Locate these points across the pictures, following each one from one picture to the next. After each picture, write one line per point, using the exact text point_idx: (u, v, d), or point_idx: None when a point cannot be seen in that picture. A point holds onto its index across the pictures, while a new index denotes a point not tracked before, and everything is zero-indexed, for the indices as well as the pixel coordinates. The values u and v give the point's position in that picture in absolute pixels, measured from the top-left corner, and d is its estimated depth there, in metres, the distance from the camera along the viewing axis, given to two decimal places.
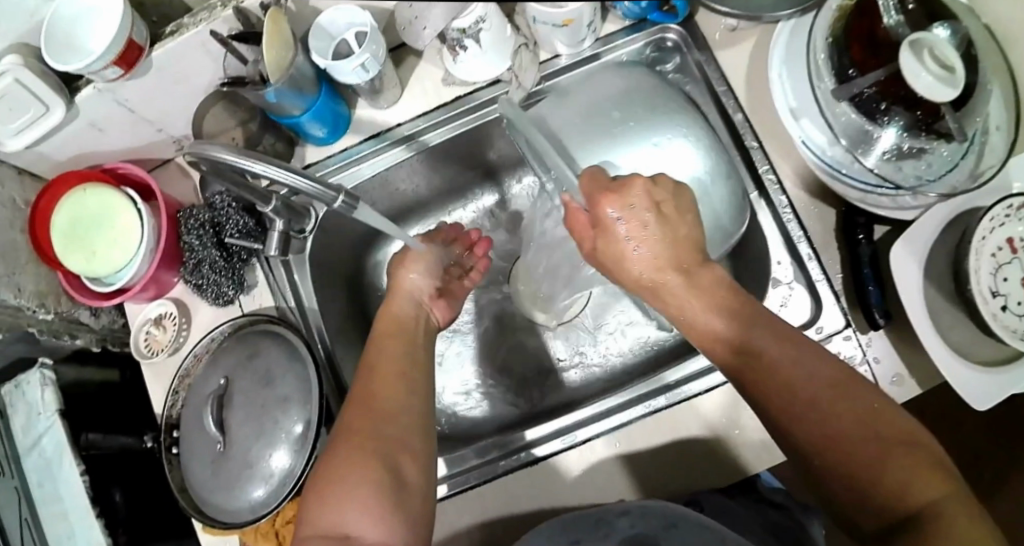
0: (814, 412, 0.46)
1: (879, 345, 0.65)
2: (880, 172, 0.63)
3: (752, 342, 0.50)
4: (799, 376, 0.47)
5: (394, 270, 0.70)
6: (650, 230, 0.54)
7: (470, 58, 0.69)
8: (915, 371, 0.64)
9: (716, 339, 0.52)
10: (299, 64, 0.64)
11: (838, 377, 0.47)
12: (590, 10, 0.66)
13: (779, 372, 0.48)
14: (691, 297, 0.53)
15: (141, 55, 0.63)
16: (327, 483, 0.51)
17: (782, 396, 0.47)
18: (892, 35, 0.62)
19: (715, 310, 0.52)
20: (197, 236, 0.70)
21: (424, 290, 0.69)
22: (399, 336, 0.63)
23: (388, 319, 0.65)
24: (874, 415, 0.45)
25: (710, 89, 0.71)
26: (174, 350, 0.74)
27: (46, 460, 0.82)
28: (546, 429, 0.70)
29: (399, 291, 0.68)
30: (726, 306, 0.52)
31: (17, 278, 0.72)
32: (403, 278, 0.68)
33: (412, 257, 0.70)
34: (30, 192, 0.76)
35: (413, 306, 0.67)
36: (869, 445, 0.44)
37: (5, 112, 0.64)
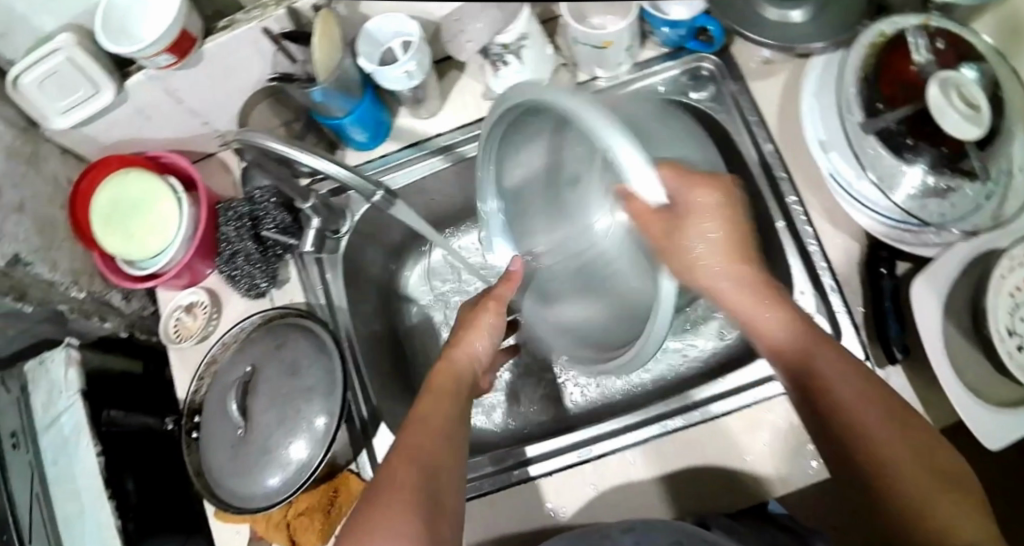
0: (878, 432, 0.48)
1: (895, 379, 0.66)
2: (908, 209, 0.65)
3: (819, 359, 0.51)
4: (851, 398, 0.49)
5: (463, 326, 0.66)
6: (718, 233, 0.55)
7: (510, 74, 0.71)
8: (930, 406, 0.65)
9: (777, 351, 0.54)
10: (346, 65, 0.66)
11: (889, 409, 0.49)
12: (628, 34, 0.69)
13: (835, 389, 0.50)
14: (757, 309, 0.55)
15: (194, 46, 0.66)
16: (358, 536, 0.49)
17: (830, 411, 0.50)
18: (922, 73, 0.64)
19: (780, 326, 0.54)
20: (234, 227, 0.72)
21: (485, 356, 0.66)
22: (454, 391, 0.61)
23: (445, 374, 0.63)
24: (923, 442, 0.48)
25: (742, 118, 0.72)
26: (204, 335, 0.75)
27: (63, 436, 0.83)
28: (548, 446, 0.71)
29: (461, 349, 0.65)
30: (793, 319, 0.54)
31: (53, 253, 0.74)
32: (469, 336, 0.65)
33: (483, 322, 0.65)
34: (73, 172, 0.79)
35: (471, 367, 0.65)
36: (920, 470, 0.47)
37: (58, 90, 0.67)
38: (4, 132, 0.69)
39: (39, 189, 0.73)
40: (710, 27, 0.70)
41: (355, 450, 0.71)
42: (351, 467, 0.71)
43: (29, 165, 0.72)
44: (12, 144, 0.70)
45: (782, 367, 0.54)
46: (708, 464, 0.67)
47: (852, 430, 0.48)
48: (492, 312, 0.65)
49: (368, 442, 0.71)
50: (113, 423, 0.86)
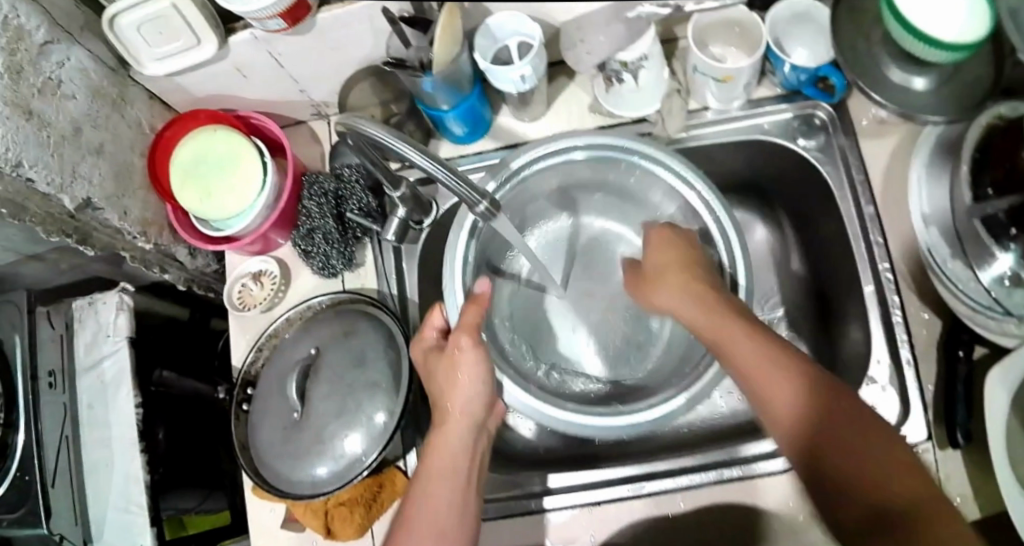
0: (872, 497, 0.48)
1: (951, 463, 0.65)
2: (993, 294, 0.63)
3: (822, 397, 0.52)
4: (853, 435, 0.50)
5: (440, 364, 0.59)
6: (685, 297, 0.60)
7: (626, 93, 0.70)
8: (980, 494, 0.64)
9: (778, 411, 0.53)
10: (460, 61, 0.64)
11: (882, 442, 0.50)
12: (752, 72, 0.66)
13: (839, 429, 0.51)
14: (756, 356, 0.54)
15: (308, 13, 0.63)
16: None
17: (837, 453, 0.50)
18: None
19: (775, 369, 0.53)
20: (317, 203, 0.71)
21: (479, 398, 0.58)
22: (448, 452, 0.56)
23: (438, 439, 0.57)
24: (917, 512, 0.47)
25: (848, 176, 0.71)
26: (269, 306, 0.74)
27: (102, 381, 0.83)
28: (572, 481, 0.70)
29: (450, 390, 0.58)
30: (785, 362, 0.53)
31: (125, 201, 0.72)
32: (452, 376, 0.58)
33: (459, 363, 0.58)
34: (156, 119, 0.77)
35: (466, 410, 0.58)
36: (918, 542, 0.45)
37: (155, 36, 0.64)
38: (92, 71, 0.66)
39: (121, 133, 0.71)
40: (833, 77, 0.68)
41: (405, 448, 0.71)
42: (400, 464, 0.70)
43: (114, 108, 0.70)
44: (99, 84, 0.68)
45: (787, 417, 0.53)
46: (752, 517, 0.66)
47: (854, 467, 0.49)
48: (468, 340, 0.58)
49: (418, 439, 0.71)
50: (163, 385, 0.87)
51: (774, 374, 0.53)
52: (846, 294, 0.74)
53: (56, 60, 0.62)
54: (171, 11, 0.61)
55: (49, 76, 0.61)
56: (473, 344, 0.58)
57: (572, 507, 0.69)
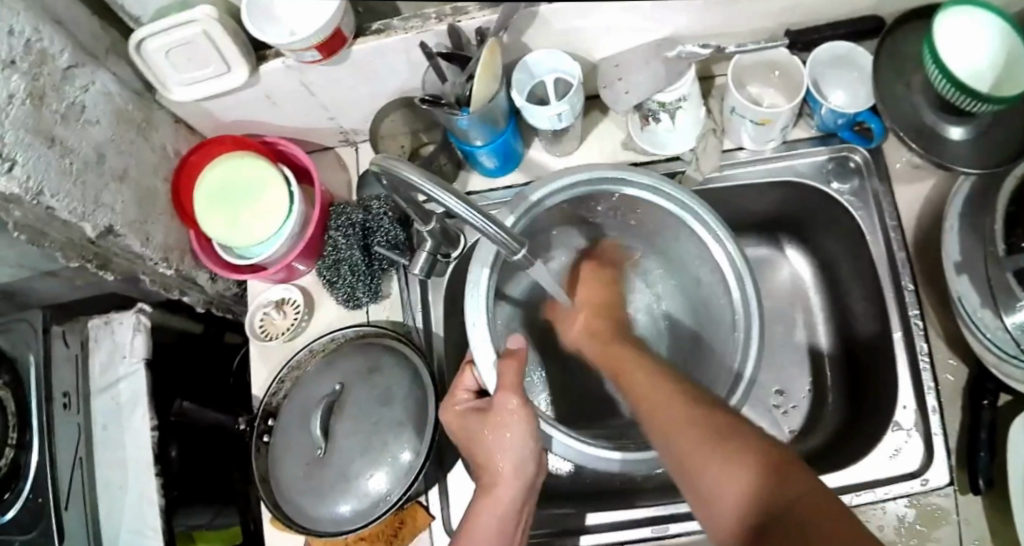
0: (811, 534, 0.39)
1: (970, 509, 0.65)
2: (1019, 341, 0.62)
3: (761, 455, 0.44)
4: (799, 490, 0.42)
5: (484, 425, 0.59)
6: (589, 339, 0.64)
7: (661, 131, 0.69)
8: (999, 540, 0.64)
9: (710, 479, 0.45)
10: (498, 98, 0.63)
11: (816, 495, 0.41)
12: (790, 116, 0.66)
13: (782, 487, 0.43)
14: (682, 416, 0.49)
15: (343, 45, 0.61)
16: None
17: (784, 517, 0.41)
18: None
19: (701, 429, 0.47)
20: (344, 234, 0.70)
21: (529, 458, 0.59)
22: (499, 507, 0.58)
23: (491, 496, 0.58)
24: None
25: (880, 221, 0.71)
26: (292, 337, 0.74)
27: (116, 403, 0.81)
28: (600, 521, 0.69)
29: (499, 452, 0.58)
30: (716, 420, 0.48)
31: (147, 227, 0.71)
32: (499, 437, 0.58)
33: (505, 426, 0.58)
34: (182, 143, 0.76)
35: (516, 471, 0.59)
36: None
37: (184, 62, 0.63)
38: (117, 95, 0.65)
39: (145, 158, 0.70)
40: (872, 123, 0.68)
41: (427, 483, 0.70)
42: (422, 499, 0.69)
43: (138, 133, 0.69)
44: (124, 109, 0.66)
45: (724, 485, 0.45)
46: None
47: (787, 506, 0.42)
48: (516, 401, 0.58)
49: (441, 475, 0.70)
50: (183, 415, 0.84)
51: (704, 433, 0.47)
52: (872, 336, 0.73)
53: (81, 85, 0.60)
54: (201, 36, 0.59)
55: (73, 101, 0.59)
56: (519, 407, 0.58)
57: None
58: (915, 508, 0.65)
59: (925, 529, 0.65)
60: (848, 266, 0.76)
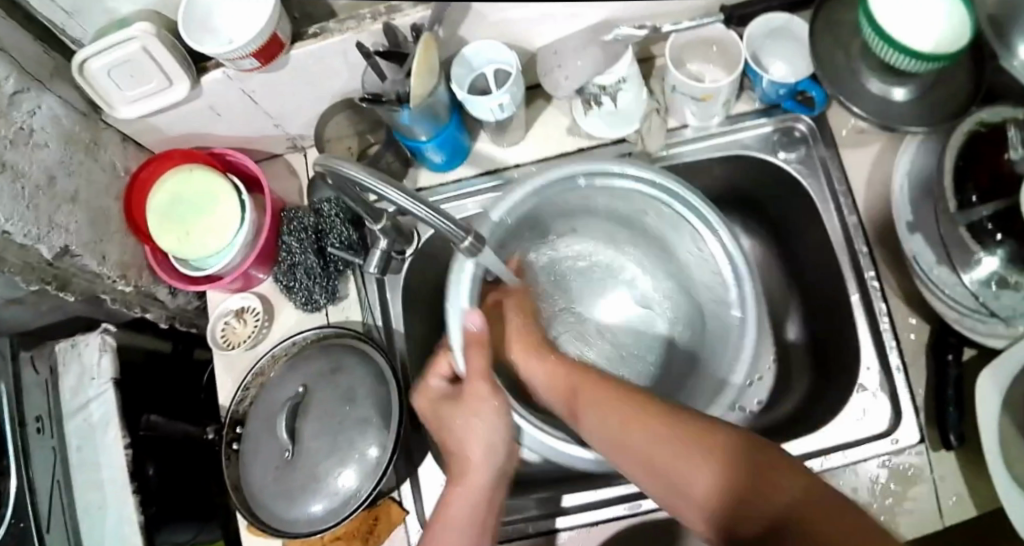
0: (756, 500, 0.45)
1: (946, 466, 0.64)
2: (979, 298, 0.62)
3: (709, 458, 0.47)
4: (746, 470, 0.46)
5: (455, 410, 0.60)
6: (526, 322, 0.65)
7: (604, 114, 0.71)
8: (976, 493, 0.63)
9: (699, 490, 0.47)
10: (437, 92, 0.63)
11: (751, 460, 0.46)
12: (732, 88, 0.66)
13: (745, 472, 0.46)
14: (625, 415, 0.51)
15: (281, 50, 0.61)
16: None
17: (751, 512, 0.46)
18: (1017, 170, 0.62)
19: (644, 430, 0.50)
20: (297, 239, 0.70)
21: (500, 443, 0.59)
22: (476, 480, 0.58)
23: (465, 468, 0.59)
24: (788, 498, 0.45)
25: (829, 187, 0.71)
26: (253, 344, 0.75)
27: (90, 423, 0.80)
28: (568, 503, 0.69)
29: (471, 434, 0.59)
30: (662, 422, 0.50)
31: (103, 245, 0.71)
32: (471, 420, 0.59)
33: (476, 409, 0.59)
34: (131, 161, 0.76)
35: (491, 449, 0.59)
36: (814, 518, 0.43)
37: (127, 80, 0.63)
38: (65, 118, 0.65)
39: (95, 178, 0.70)
40: (812, 91, 0.69)
41: (399, 479, 0.71)
42: (394, 495, 0.70)
43: (87, 153, 0.69)
44: (71, 130, 0.66)
45: (694, 483, 0.47)
46: None
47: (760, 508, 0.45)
48: (485, 387, 0.59)
49: (411, 470, 0.71)
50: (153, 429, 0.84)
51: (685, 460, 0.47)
52: (831, 301, 0.74)
53: (28, 109, 0.60)
54: (141, 53, 0.60)
55: (21, 125, 0.59)
56: (491, 392, 0.59)
57: (570, 528, 0.68)
58: (888, 468, 0.65)
59: (900, 488, 0.64)
60: (802, 233, 0.77)
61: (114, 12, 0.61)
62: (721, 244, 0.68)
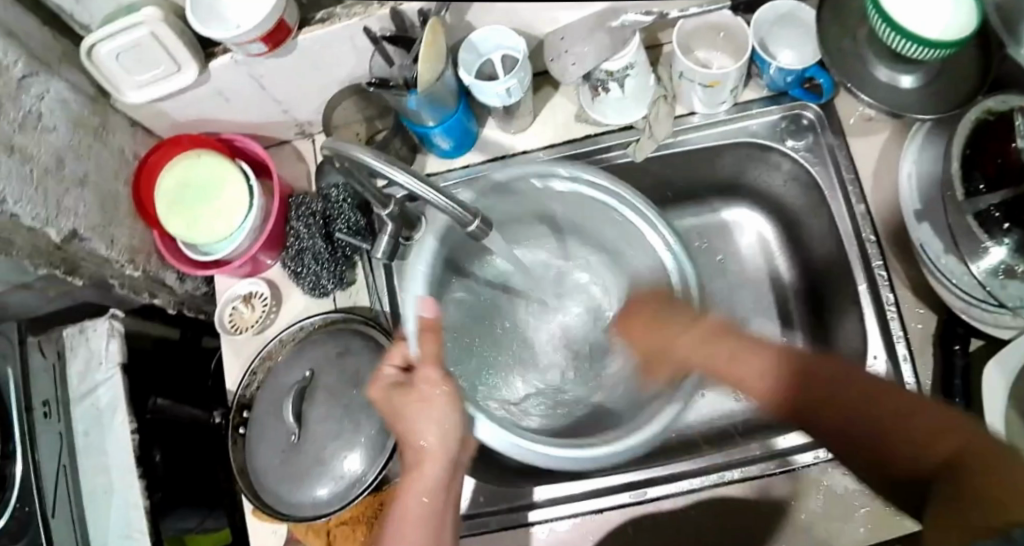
0: (872, 417, 0.48)
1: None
2: (987, 288, 0.61)
3: (777, 362, 0.53)
4: (855, 392, 0.49)
5: (404, 397, 0.57)
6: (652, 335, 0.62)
7: (611, 100, 0.71)
8: None
9: (756, 385, 0.54)
10: (444, 77, 0.63)
11: (907, 404, 0.48)
12: (738, 76, 0.66)
13: (824, 379, 0.51)
14: (698, 346, 0.57)
15: (287, 37, 0.62)
16: None
17: (851, 418, 0.49)
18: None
19: (716, 340, 0.56)
20: (306, 224, 0.71)
21: (451, 435, 0.56)
22: (433, 471, 0.55)
23: (418, 460, 0.56)
24: (926, 424, 0.46)
25: (836, 175, 0.71)
26: (260, 329, 0.75)
27: (99, 407, 0.79)
28: (573, 489, 0.69)
29: (423, 424, 0.56)
30: (768, 355, 0.54)
31: (111, 230, 0.72)
32: (420, 405, 0.56)
33: (424, 396, 0.57)
34: (140, 146, 0.77)
35: (449, 440, 0.56)
36: (921, 433, 0.46)
37: (135, 64, 0.64)
38: (73, 101, 0.66)
39: (104, 162, 0.71)
40: (820, 78, 0.70)
41: None
42: None
43: (96, 137, 0.69)
44: (80, 114, 0.67)
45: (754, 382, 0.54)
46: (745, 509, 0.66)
47: (897, 431, 0.47)
48: (433, 372, 0.57)
49: None
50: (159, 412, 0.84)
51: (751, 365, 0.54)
52: (837, 290, 0.74)
53: (36, 93, 0.61)
54: (150, 38, 0.60)
55: (30, 109, 0.60)
56: (441, 379, 0.57)
57: (574, 516, 0.68)
58: None
59: None
60: (809, 222, 0.77)
61: None
62: (661, 242, 0.70)
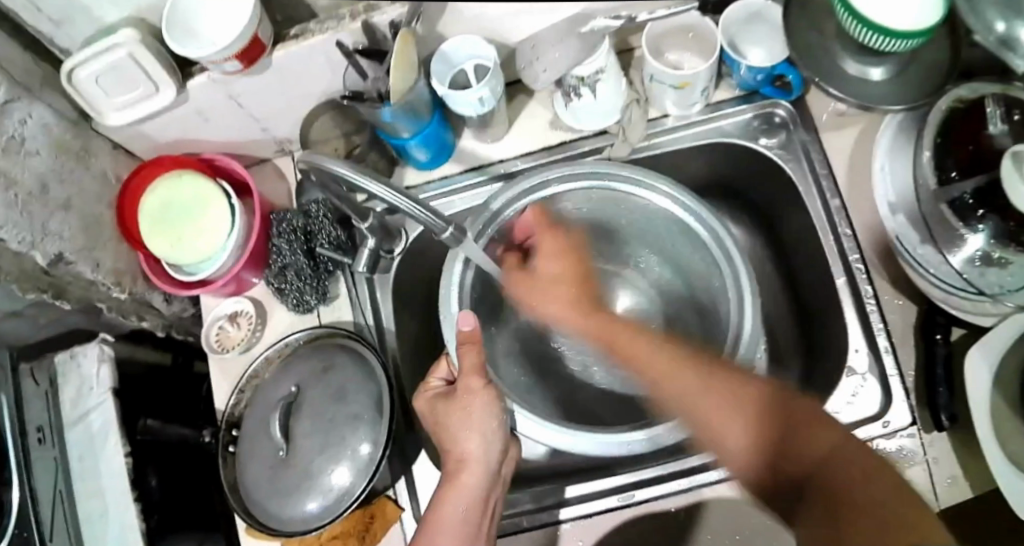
0: (808, 461, 0.49)
1: (940, 447, 0.63)
2: (966, 276, 0.62)
3: (752, 399, 0.52)
4: (804, 435, 0.50)
5: (450, 409, 0.61)
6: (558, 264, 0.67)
7: (585, 104, 0.71)
8: (971, 473, 0.62)
9: (731, 434, 0.52)
10: (418, 88, 0.64)
11: (839, 450, 0.49)
12: (708, 76, 0.67)
13: (787, 424, 0.51)
14: (668, 365, 0.56)
15: (263, 53, 0.63)
16: None
17: (794, 462, 0.50)
18: (995, 144, 0.62)
19: (686, 366, 0.55)
20: (287, 240, 0.71)
21: (491, 447, 0.60)
22: (471, 477, 0.58)
23: (455, 467, 0.59)
24: (845, 473, 0.48)
25: (812, 169, 0.72)
26: (247, 346, 0.76)
27: (91, 432, 0.80)
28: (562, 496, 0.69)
29: (465, 433, 0.60)
30: (738, 384, 0.53)
31: (96, 253, 0.72)
32: (462, 415, 0.60)
33: (471, 409, 0.60)
34: (122, 168, 0.77)
35: (491, 451, 0.60)
36: (844, 474, 0.48)
37: (114, 86, 0.64)
38: (55, 125, 0.66)
39: (86, 186, 0.71)
40: (789, 75, 0.70)
41: (394, 476, 0.71)
42: (389, 493, 0.70)
43: (77, 161, 0.70)
44: (62, 138, 0.68)
45: (719, 419, 0.52)
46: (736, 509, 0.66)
47: (815, 471, 0.49)
48: (478, 383, 0.61)
49: (406, 467, 0.72)
50: (148, 433, 0.82)
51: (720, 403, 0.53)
52: (817, 284, 0.74)
53: (18, 118, 0.61)
54: (128, 59, 0.61)
55: (13, 134, 0.61)
56: (483, 388, 0.61)
57: (566, 521, 0.68)
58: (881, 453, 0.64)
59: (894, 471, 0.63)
60: (787, 220, 0.78)
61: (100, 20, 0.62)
62: (674, 202, 0.69)
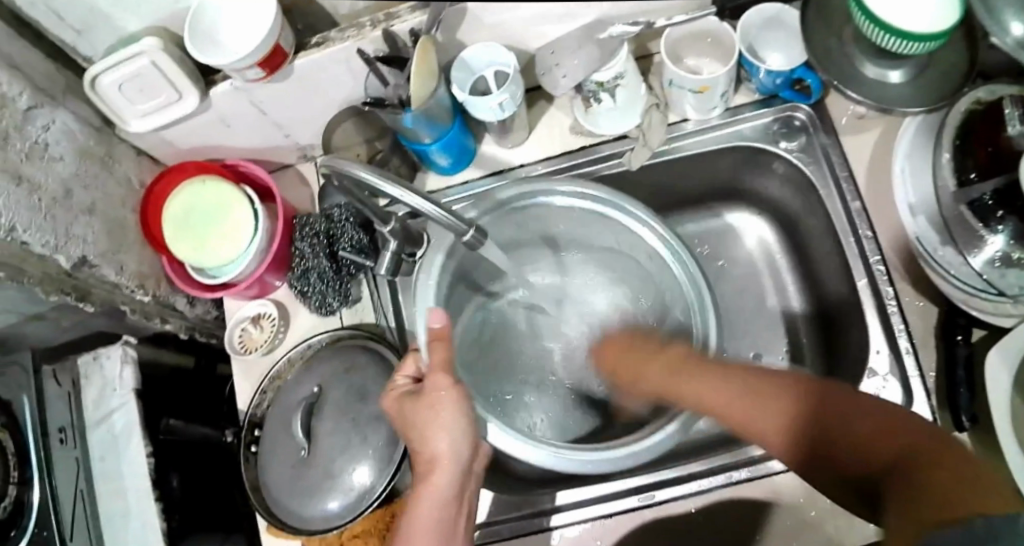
0: (860, 437, 0.46)
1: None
2: (985, 277, 0.62)
3: (791, 398, 0.50)
4: (849, 415, 0.47)
5: (417, 406, 0.59)
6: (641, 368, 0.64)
7: (605, 110, 0.72)
8: None
9: (770, 429, 0.50)
10: (439, 94, 0.65)
11: (884, 421, 0.46)
12: (726, 81, 0.68)
13: (832, 408, 0.48)
14: (707, 386, 0.56)
15: (284, 61, 0.63)
16: None
17: (846, 449, 0.46)
18: (1016, 145, 0.60)
19: (725, 383, 0.55)
20: (310, 243, 0.72)
21: (462, 440, 0.57)
22: (445, 474, 0.56)
23: (426, 464, 0.57)
24: (917, 440, 0.43)
25: (832, 172, 0.72)
26: (270, 347, 0.77)
27: (113, 432, 0.80)
28: (580, 496, 0.70)
29: (433, 431, 0.57)
30: (770, 387, 0.52)
31: (120, 256, 0.73)
32: (433, 411, 0.58)
33: (439, 405, 0.58)
34: (145, 174, 0.78)
35: (459, 446, 0.57)
36: (898, 449, 0.43)
37: (137, 94, 0.65)
38: (78, 132, 0.67)
39: (110, 190, 0.72)
40: (809, 79, 0.70)
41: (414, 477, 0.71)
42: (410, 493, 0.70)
43: (102, 166, 0.71)
44: (86, 144, 0.69)
45: (763, 422, 0.51)
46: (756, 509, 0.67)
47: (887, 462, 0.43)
48: (444, 379, 0.60)
49: None
50: (171, 433, 0.83)
51: (755, 406, 0.51)
52: (836, 287, 0.75)
53: (41, 124, 0.62)
54: (151, 67, 0.62)
55: (36, 140, 0.62)
56: (450, 384, 0.60)
57: (584, 522, 0.69)
58: None
59: None
60: (805, 223, 0.78)
61: (123, 28, 0.63)
62: (655, 237, 0.72)
